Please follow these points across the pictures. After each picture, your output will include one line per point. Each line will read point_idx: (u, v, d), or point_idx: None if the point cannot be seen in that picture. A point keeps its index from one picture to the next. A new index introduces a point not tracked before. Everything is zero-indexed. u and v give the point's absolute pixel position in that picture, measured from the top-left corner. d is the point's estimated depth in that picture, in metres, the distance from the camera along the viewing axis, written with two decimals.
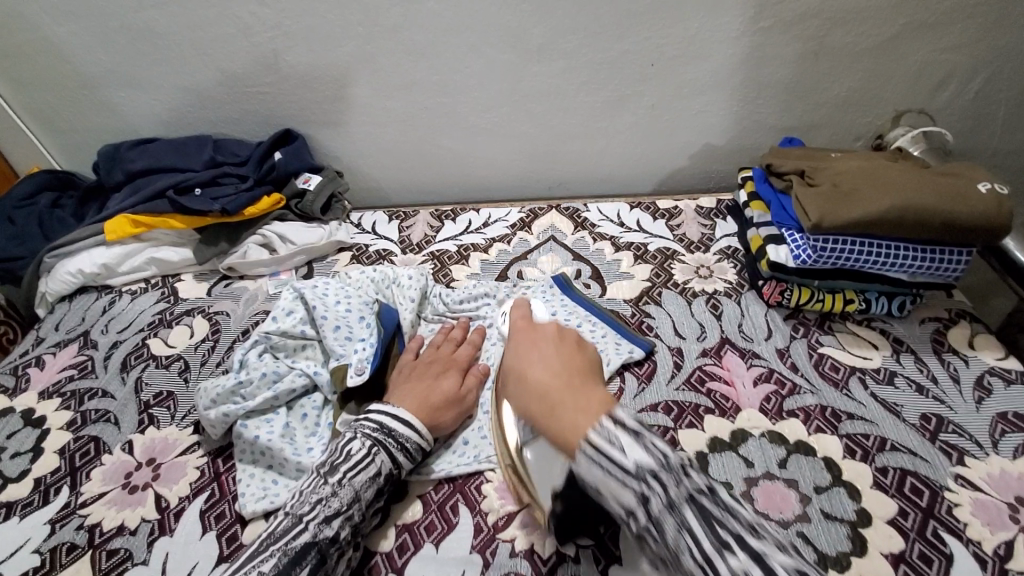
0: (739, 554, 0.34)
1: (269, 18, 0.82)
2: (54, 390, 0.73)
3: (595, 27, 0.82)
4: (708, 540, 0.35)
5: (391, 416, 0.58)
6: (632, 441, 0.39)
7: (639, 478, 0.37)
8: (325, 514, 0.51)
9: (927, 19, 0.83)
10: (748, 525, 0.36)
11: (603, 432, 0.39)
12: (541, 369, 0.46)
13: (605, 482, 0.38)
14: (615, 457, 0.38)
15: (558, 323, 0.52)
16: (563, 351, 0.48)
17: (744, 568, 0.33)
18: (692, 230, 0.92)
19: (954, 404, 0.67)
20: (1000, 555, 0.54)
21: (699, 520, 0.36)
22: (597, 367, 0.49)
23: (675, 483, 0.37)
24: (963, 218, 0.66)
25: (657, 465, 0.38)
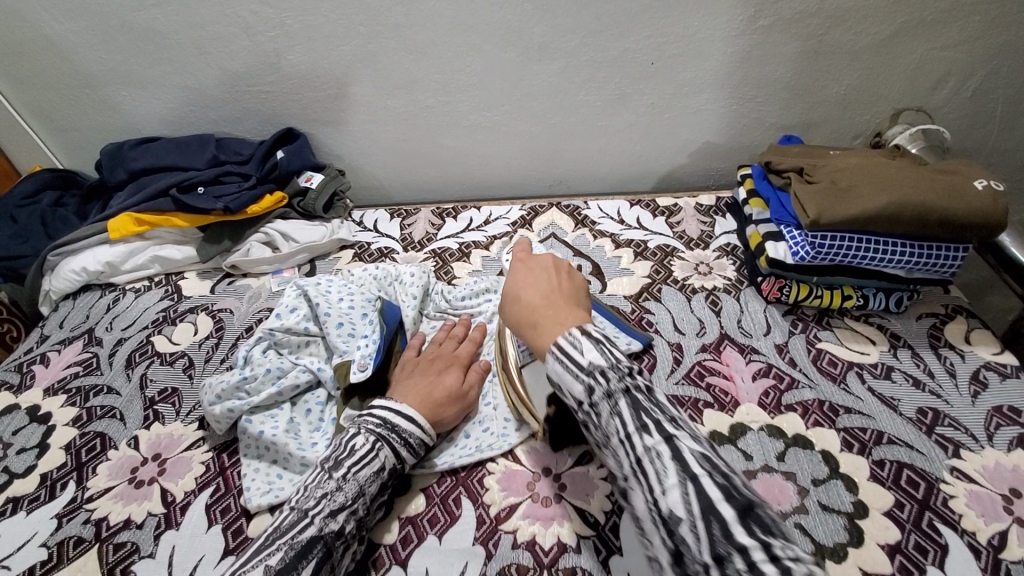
0: (655, 436, 0.40)
1: (271, 18, 0.83)
2: (59, 387, 0.74)
3: (594, 26, 0.83)
4: (633, 424, 0.41)
5: (394, 412, 0.58)
6: (590, 345, 0.46)
7: (589, 373, 0.44)
8: (331, 508, 0.51)
9: (924, 18, 0.83)
10: (671, 417, 0.42)
11: (571, 338, 0.47)
12: (530, 294, 0.54)
13: (563, 375, 0.46)
14: (574, 355, 0.46)
15: (553, 257, 0.59)
16: (553, 279, 0.56)
17: (655, 446, 0.40)
18: (691, 228, 0.92)
19: (950, 398, 0.68)
20: (995, 546, 0.55)
21: (629, 409, 0.42)
22: (583, 294, 0.56)
23: (617, 378, 0.43)
24: (960, 215, 0.67)
25: (606, 364, 0.44)
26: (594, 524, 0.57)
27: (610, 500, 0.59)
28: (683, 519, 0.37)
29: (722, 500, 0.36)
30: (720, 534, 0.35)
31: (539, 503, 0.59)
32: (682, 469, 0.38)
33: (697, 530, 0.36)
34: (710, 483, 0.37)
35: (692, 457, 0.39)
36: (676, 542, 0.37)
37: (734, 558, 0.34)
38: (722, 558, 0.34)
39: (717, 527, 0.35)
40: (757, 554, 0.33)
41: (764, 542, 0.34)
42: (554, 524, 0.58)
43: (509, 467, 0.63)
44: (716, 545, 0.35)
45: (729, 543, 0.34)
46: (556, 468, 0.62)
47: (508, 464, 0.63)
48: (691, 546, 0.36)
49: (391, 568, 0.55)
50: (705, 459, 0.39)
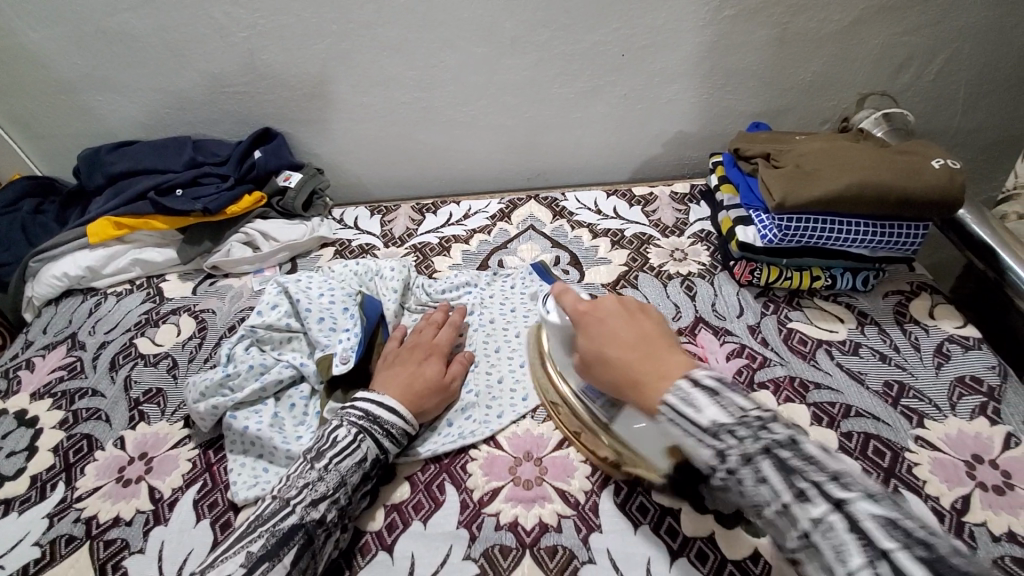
0: (820, 506, 0.37)
1: (244, 18, 0.83)
2: (45, 391, 0.74)
3: (566, 19, 0.84)
4: (788, 491, 0.39)
5: (377, 404, 0.59)
6: (708, 399, 0.42)
7: (714, 435, 0.41)
8: (312, 497, 0.53)
9: (883, 4, 0.86)
10: (833, 475, 0.39)
11: (681, 393, 0.44)
12: (617, 346, 0.51)
13: (684, 438, 0.43)
14: (693, 415, 0.42)
15: (616, 296, 0.56)
16: (634, 322, 0.53)
17: (824, 517, 0.37)
18: (667, 216, 0.94)
19: (915, 370, 0.70)
20: (958, 509, 0.58)
21: (776, 472, 0.39)
22: (667, 329, 0.53)
23: (751, 438, 0.40)
24: (917, 193, 0.69)
25: (732, 419, 0.41)
26: (575, 504, 0.59)
27: (590, 481, 0.61)
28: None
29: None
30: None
31: (521, 486, 0.61)
32: (871, 546, 0.35)
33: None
34: (910, 559, 0.34)
35: (876, 526, 0.36)
36: None
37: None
38: None
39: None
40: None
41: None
42: (536, 505, 0.59)
43: (492, 453, 0.64)
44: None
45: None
46: (537, 452, 0.64)
47: (490, 449, 0.65)
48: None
49: (377, 554, 0.57)
50: (895, 525, 0.35)
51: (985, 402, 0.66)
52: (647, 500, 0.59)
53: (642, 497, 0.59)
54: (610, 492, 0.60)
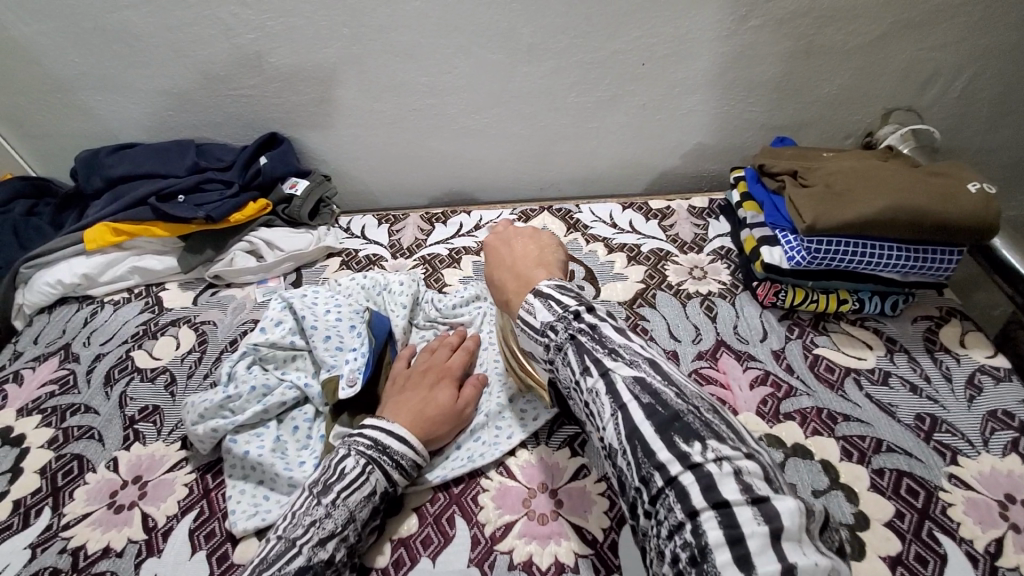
0: (592, 376, 0.43)
1: (251, 20, 0.80)
2: (33, 407, 0.71)
3: (585, 27, 0.81)
4: (578, 367, 0.44)
5: (386, 433, 0.56)
6: (541, 305, 0.48)
7: (543, 332, 0.47)
8: (320, 536, 0.49)
9: (914, 17, 0.83)
10: (609, 349, 0.43)
11: (525, 306, 0.49)
12: (498, 267, 0.56)
13: (529, 337, 0.49)
14: (530, 319, 0.49)
15: (515, 225, 0.60)
16: (525, 244, 0.58)
17: (594, 385, 0.42)
18: (685, 231, 0.91)
19: (947, 403, 0.67)
20: (992, 553, 0.54)
21: (574, 352, 0.45)
22: (552, 250, 0.58)
23: (563, 328, 0.46)
24: (954, 218, 0.66)
25: (553, 317, 0.47)
26: (592, 541, 0.56)
27: (609, 516, 0.58)
28: (618, 449, 0.40)
29: (646, 421, 0.39)
30: (644, 454, 0.38)
31: (536, 521, 0.58)
32: (614, 398, 0.41)
33: (627, 457, 0.39)
34: (636, 407, 0.39)
35: (626, 386, 0.41)
36: (618, 472, 0.40)
37: (656, 476, 0.37)
38: (647, 479, 0.37)
39: (640, 449, 0.38)
40: (675, 467, 0.36)
41: (682, 454, 0.36)
42: (551, 543, 0.56)
43: (504, 483, 0.61)
44: (641, 468, 0.38)
45: (652, 461, 0.37)
46: (552, 483, 0.61)
47: (502, 479, 0.61)
48: (626, 473, 0.39)
49: None
50: (639, 384, 0.41)
51: (1018, 438, 0.63)
52: None
53: None
54: (629, 528, 0.57)
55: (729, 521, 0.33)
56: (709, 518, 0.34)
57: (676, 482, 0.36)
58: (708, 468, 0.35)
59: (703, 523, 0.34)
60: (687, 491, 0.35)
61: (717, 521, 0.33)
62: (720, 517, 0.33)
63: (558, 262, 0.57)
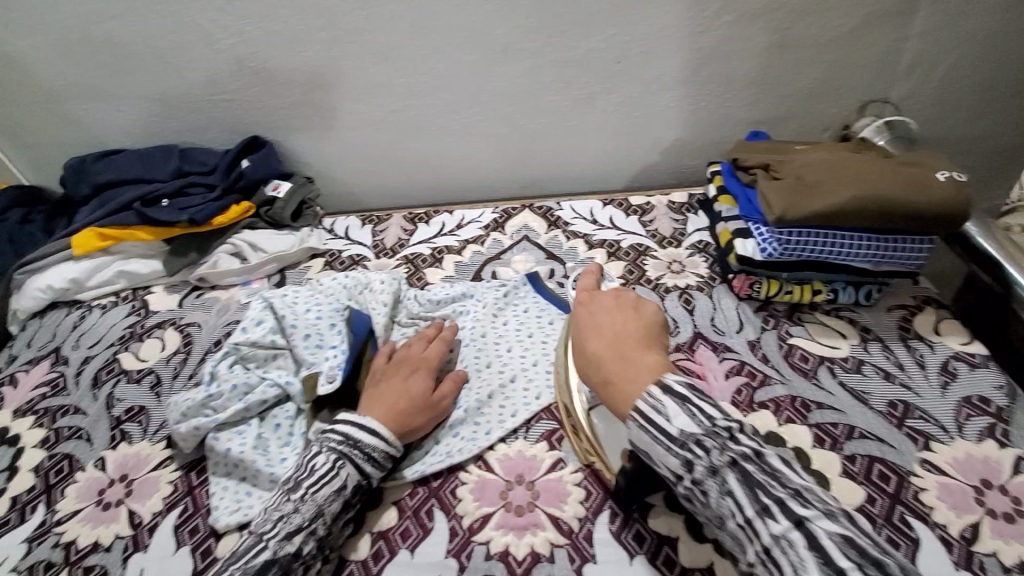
0: (780, 521, 0.38)
1: (231, 25, 0.81)
2: (26, 408, 0.73)
3: (560, 25, 0.82)
4: (751, 505, 0.39)
5: (357, 427, 0.57)
6: (680, 410, 0.44)
7: (684, 445, 0.43)
8: (286, 530, 0.51)
9: (886, 9, 0.84)
10: (793, 492, 0.39)
11: (651, 401, 0.45)
12: (596, 340, 0.52)
13: (654, 446, 0.44)
14: (662, 422, 0.44)
15: (615, 290, 0.56)
16: (628, 318, 0.53)
17: (783, 531, 0.37)
18: (664, 226, 0.92)
19: (920, 390, 0.68)
20: (966, 538, 0.56)
21: (742, 485, 0.40)
22: (656, 329, 0.53)
23: (718, 451, 0.42)
24: (923, 207, 0.67)
25: (702, 432, 0.43)
26: (568, 531, 0.57)
27: (584, 506, 0.59)
28: None
29: None
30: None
31: (512, 512, 0.59)
32: (822, 557, 0.36)
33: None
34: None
35: (831, 543, 0.36)
36: None
37: None
38: None
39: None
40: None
41: None
42: (527, 533, 0.57)
43: (483, 476, 0.62)
44: None
45: None
46: (529, 476, 0.62)
47: (481, 473, 0.62)
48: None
49: None
50: (849, 544, 0.36)
51: (993, 424, 0.64)
52: (644, 528, 0.57)
53: (639, 525, 0.57)
54: (604, 518, 0.58)
55: None
56: None
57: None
58: None
59: None
60: None
61: None
62: None
63: (661, 344, 0.52)
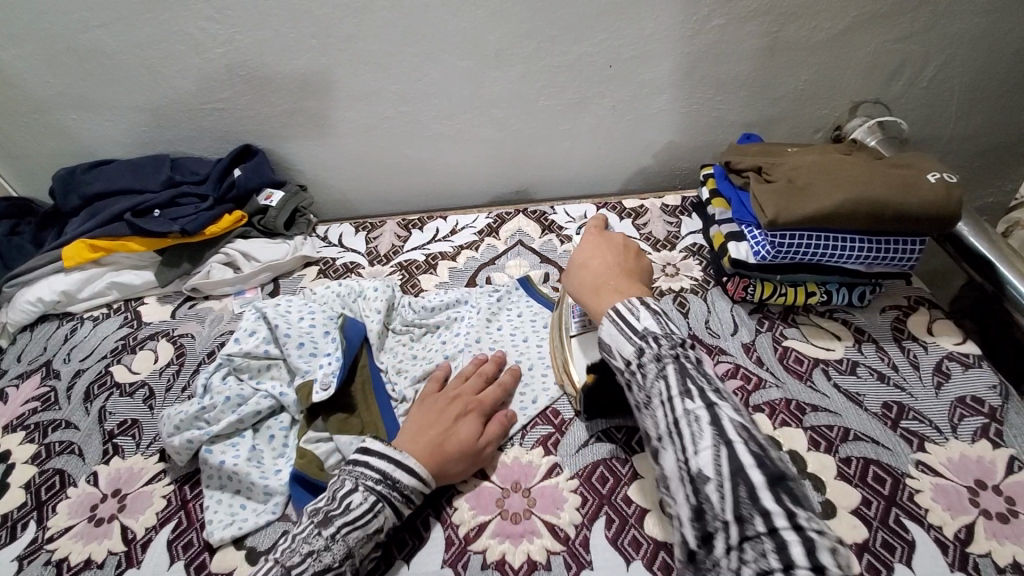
0: (695, 402, 0.43)
1: (221, 34, 0.81)
2: (18, 424, 0.72)
3: (551, 31, 0.82)
4: (677, 387, 0.44)
5: (395, 465, 0.55)
6: (649, 315, 0.50)
7: (642, 337, 0.48)
8: (315, 568, 0.50)
9: (876, 11, 0.84)
10: (716, 388, 0.44)
11: (627, 303, 0.51)
12: (596, 264, 0.60)
13: (615, 335, 0.50)
14: (632, 320, 0.50)
15: (624, 236, 0.64)
16: (625, 258, 0.61)
17: (695, 410, 0.42)
18: (658, 229, 0.92)
19: (914, 391, 0.68)
20: (961, 540, 0.56)
21: (676, 373, 0.45)
22: (645, 274, 0.61)
23: (668, 345, 0.47)
24: (914, 208, 0.67)
25: (660, 332, 0.48)
26: (565, 539, 0.57)
27: (580, 513, 0.59)
28: (709, 478, 0.39)
29: (754, 466, 0.38)
30: (746, 497, 0.37)
31: (508, 520, 0.59)
32: (718, 431, 0.40)
33: (723, 490, 0.38)
34: (743, 449, 0.39)
35: (730, 424, 0.41)
36: (699, 499, 0.39)
37: (756, 521, 0.36)
38: (744, 518, 0.37)
39: (744, 491, 0.38)
40: (780, 520, 0.36)
41: (789, 511, 0.36)
42: (524, 541, 0.57)
43: (478, 484, 0.62)
44: (740, 507, 0.37)
45: (756, 506, 0.37)
46: (525, 483, 0.62)
47: (476, 481, 0.62)
48: (713, 504, 0.39)
49: None
50: (745, 428, 0.41)
51: (987, 424, 0.64)
52: (640, 534, 0.57)
53: (635, 531, 0.57)
54: (601, 525, 0.58)
55: None
56: None
57: (779, 535, 0.35)
58: (811, 534, 0.35)
59: None
60: (789, 548, 0.35)
61: None
62: None
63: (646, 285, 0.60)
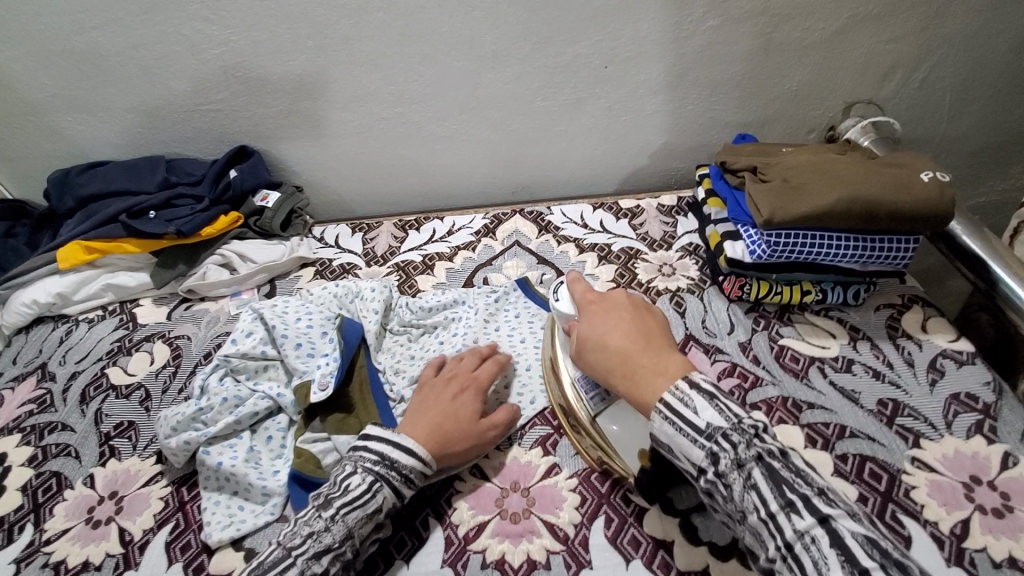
0: (805, 518, 0.41)
1: (217, 35, 0.81)
2: (13, 426, 0.72)
3: (548, 32, 0.83)
4: (777, 501, 0.42)
5: (393, 446, 0.56)
6: (707, 404, 0.46)
7: (711, 438, 0.45)
8: (316, 549, 0.50)
9: (868, 12, 0.85)
10: (818, 492, 0.43)
11: (680, 396, 0.47)
12: (617, 337, 0.54)
13: (678, 438, 0.46)
14: (690, 416, 0.46)
15: (627, 292, 0.59)
16: (639, 319, 0.56)
17: (808, 529, 0.40)
18: (654, 229, 0.92)
19: (909, 388, 0.69)
20: (957, 535, 0.56)
21: (768, 482, 0.43)
22: (664, 329, 0.57)
23: (746, 446, 0.44)
24: (907, 207, 0.68)
25: (729, 427, 0.45)
26: (564, 537, 0.57)
27: (579, 512, 0.59)
28: None
29: None
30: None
31: (507, 520, 0.59)
32: (846, 556, 0.39)
33: None
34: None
35: (852, 542, 0.39)
36: None
37: None
38: None
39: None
40: None
41: None
42: (523, 540, 0.57)
43: (477, 484, 0.62)
44: None
45: None
46: (524, 482, 0.62)
47: (476, 481, 0.62)
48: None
49: None
50: (870, 544, 0.39)
51: (981, 420, 0.65)
52: (639, 532, 0.57)
53: (634, 529, 0.57)
54: (600, 524, 0.58)
55: None
56: None
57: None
58: None
59: None
60: None
61: None
62: None
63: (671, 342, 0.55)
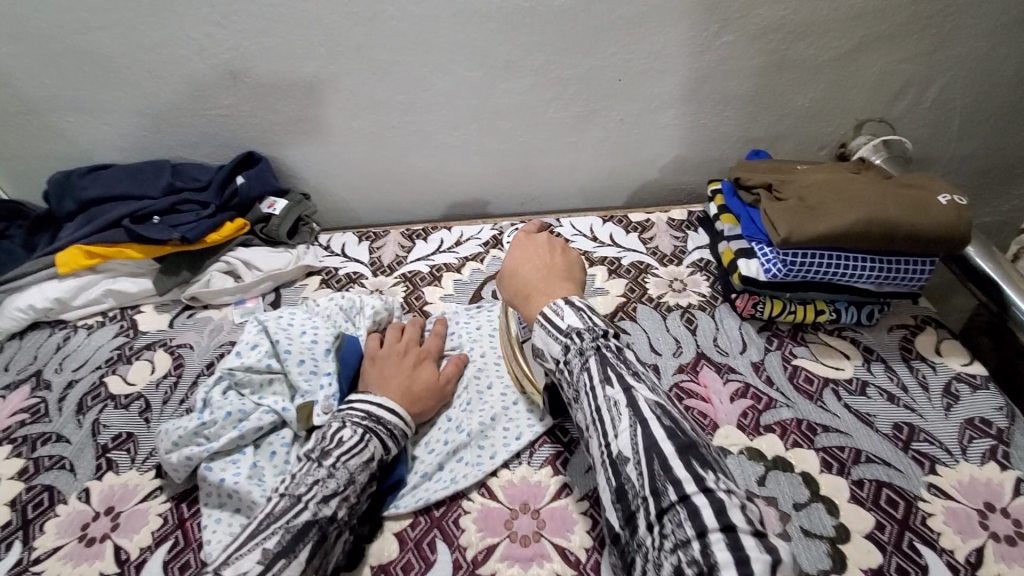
0: (615, 388, 0.46)
1: (226, 40, 0.80)
2: (4, 437, 0.70)
3: (561, 44, 0.82)
4: (599, 377, 0.47)
5: (377, 405, 0.59)
6: (571, 311, 0.52)
7: (567, 334, 0.51)
8: (323, 494, 0.51)
9: (882, 31, 0.85)
10: (634, 372, 0.48)
11: (555, 305, 0.53)
12: (527, 267, 0.60)
13: (546, 338, 0.53)
14: (555, 320, 0.52)
15: (551, 236, 0.65)
16: (549, 258, 0.61)
17: (615, 396, 0.46)
18: (665, 243, 0.92)
19: (925, 412, 0.68)
20: (973, 563, 0.55)
21: (597, 364, 0.48)
22: (577, 269, 0.62)
23: (590, 338, 0.50)
24: (925, 230, 0.67)
25: (583, 327, 0.51)
26: (576, 563, 0.56)
27: (591, 536, 0.57)
28: (629, 458, 0.42)
29: (666, 440, 0.42)
30: (659, 466, 0.41)
31: (517, 543, 0.57)
32: (635, 413, 0.44)
33: (640, 467, 0.41)
34: (657, 426, 0.43)
35: (646, 404, 0.44)
36: (621, 481, 0.43)
37: (669, 491, 0.39)
38: (659, 491, 0.40)
39: (656, 463, 0.41)
40: (689, 487, 0.39)
41: (698, 476, 0.39)
42: (533, 566, 0.56)
43: (486, 504, 0.61)
44: (655, 481, 0.40)
45: (667, 476, 0.40)
46: (534, 504, 0.60)
47: (484, 501, 0.61)
48: (633, 483, 0.42)
49: None
50: (659, 407, 0.44)
51: (996, 446, 0.64)
52: None
53: None
54: (612, 549, 0.56)
55: (737, 544, 0.35)
56: (717, 539, 0.36)
57: (689, 501, 0.38)
58: (719, 495, 0.38)
59: (711, 544, 0.36)
60: (699, 510, 0.38)
61: (725, 544, 0.36)
62: (729, 540, 0.36)
63: (577, 279, 0.61)
